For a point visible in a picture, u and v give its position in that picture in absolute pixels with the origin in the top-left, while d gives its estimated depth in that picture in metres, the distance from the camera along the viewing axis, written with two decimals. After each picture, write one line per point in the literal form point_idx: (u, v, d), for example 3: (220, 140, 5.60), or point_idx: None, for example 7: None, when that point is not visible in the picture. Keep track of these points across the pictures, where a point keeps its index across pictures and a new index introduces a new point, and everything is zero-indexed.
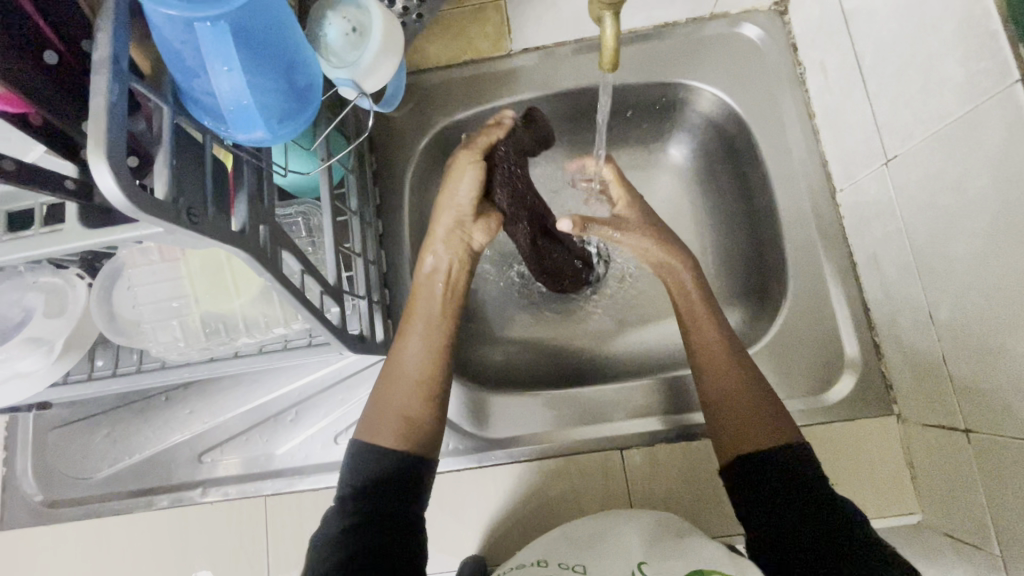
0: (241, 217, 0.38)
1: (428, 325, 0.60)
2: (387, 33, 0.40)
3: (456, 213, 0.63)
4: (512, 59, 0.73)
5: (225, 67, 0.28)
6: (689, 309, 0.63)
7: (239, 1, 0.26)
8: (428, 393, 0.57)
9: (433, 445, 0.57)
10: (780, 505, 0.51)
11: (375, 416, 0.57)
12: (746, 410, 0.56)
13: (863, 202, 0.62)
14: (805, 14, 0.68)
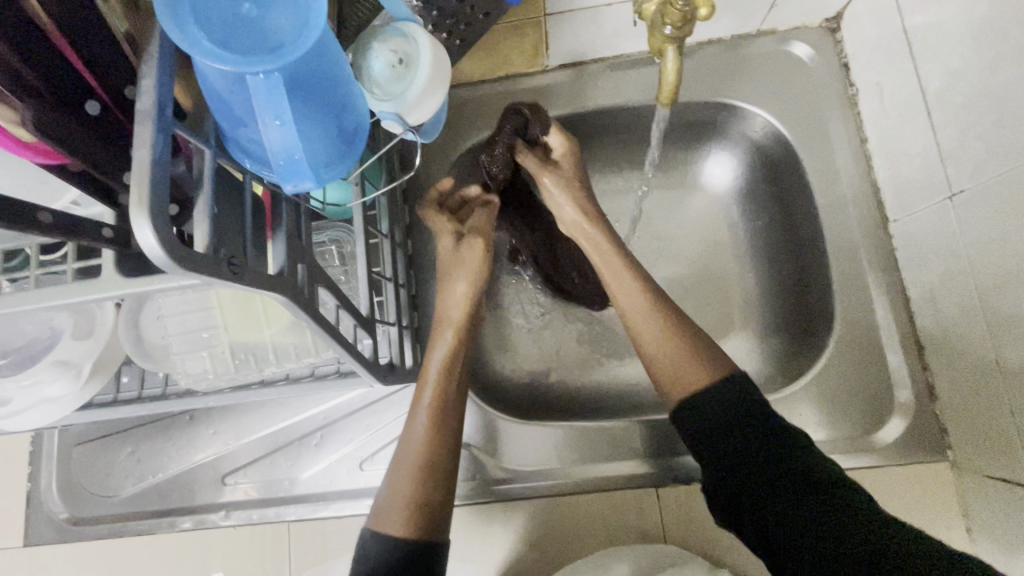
0: (279, 259, 0.36)
1: (437, 400, 0.55)
2: (435, 64, 0.38)
3: (466, 268, 0.61)
4: (548, 76, 0.70)
5: (278, 120, 0.26)
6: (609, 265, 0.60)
7: (295, 50, 0.24)
8: (437, 475, 0.52)
9: (444, 524, 0.51)
10: (751, 471, 0.48)
11: (385, 500, 0.51)
12: (671, 350, 0.54)
13: (921, 234, 0.59)
14: (860, 33, 0.64)
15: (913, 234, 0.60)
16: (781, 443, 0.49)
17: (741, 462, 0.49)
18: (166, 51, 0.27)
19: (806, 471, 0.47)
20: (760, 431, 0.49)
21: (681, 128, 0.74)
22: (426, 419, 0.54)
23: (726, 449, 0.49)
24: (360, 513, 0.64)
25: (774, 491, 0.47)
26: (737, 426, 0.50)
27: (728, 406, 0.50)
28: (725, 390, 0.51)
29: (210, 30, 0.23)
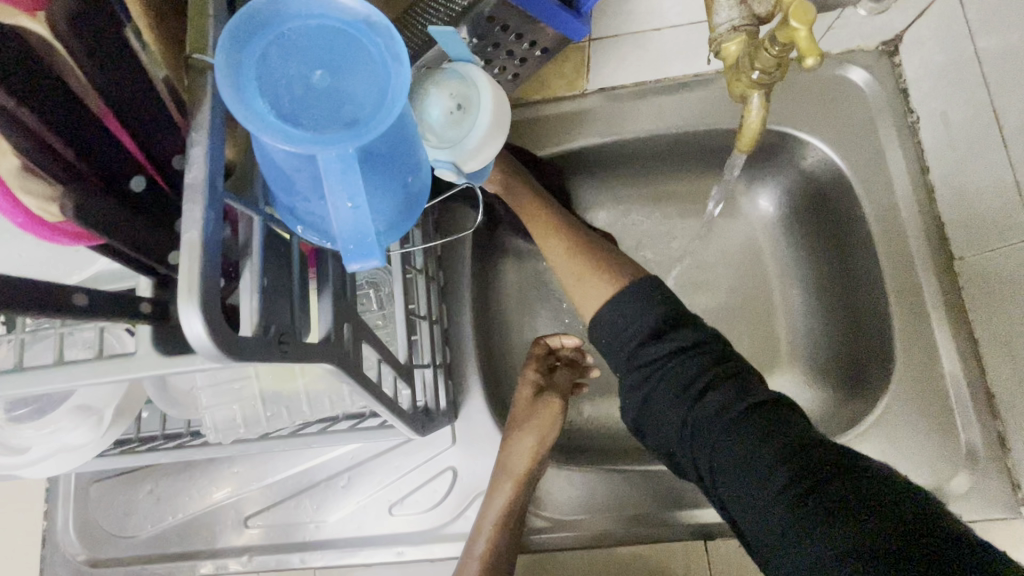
0: (326, 322, 0.33)
1: (490, 549, 0.56)
2: (494, 110, 0.35)
3: (539, 431, 0.60)
4: (588, 100, 0.67)
5: (349, 202, 0.23)
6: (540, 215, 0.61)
7: (367, 130, 0.21)
8: None
9: None
10: (683, 390, 0.46)
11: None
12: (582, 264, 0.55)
13: (994, 277, 0.55)
14: (923, 58, 0.60)
15: (983, 274, 0.56)
16: (715, 359, 0.47)
17: (675, 386, 0.46)
18: (218, 115, 0.24)
19: (738, 388, 0.45)
20: (691, 347, 0.47)
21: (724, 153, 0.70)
22: None
23: (659, 370, 0.47)
24: (389, 561, 0.61)
25: (707, 413, 0.44)
26: (658, 341, 0.47)
27: (652, 319, 0.48)
28: (639, 295, 0.49)
29: (276, 104, 0.21)
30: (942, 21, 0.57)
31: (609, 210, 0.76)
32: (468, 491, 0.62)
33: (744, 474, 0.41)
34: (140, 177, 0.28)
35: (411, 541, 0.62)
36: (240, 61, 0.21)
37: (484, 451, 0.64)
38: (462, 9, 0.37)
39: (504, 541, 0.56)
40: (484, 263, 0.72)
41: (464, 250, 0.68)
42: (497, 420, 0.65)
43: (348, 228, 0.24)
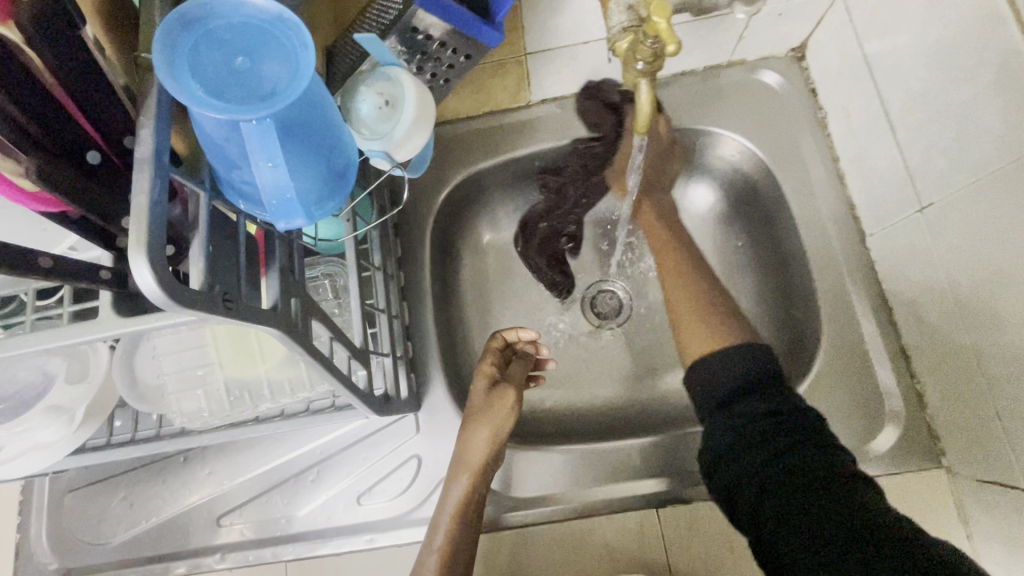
0: (273, 293, 0.37)
1: (448, 544, 0.56)
2: (419, 104, 0.40)
3: (493, 422, 0.62)
4: (532, 110, 0.74)
5: (270, 163, 0.27)
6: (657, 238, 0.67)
7: (281, 98, 0.25)
8: None
9: None
10: (745, 456, 0.47)
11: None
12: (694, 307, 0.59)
13: (896, 248, 0.61)
14: (823, 61, 0.68)
15: (889, 246, 0.62)
16: (801, 433, 0.48)
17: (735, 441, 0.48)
18: (164, 102, 0.28)
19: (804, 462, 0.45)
20: (770, 414, 0.48)
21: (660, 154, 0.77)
22: None
23: (732, 421, 0.49)
24: (360, 549, 0.64)
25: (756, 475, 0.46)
26: (767, 418, 0.48)
27: (739, 383, 0.51)
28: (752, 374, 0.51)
29: (205, 79, 0.25)
30: (834, 26, 0.64)
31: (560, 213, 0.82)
32: (433, 478, 0.65)
33: (796, 539, 0.41)
34: (96, 152, 0.31)
35: (380, 528, 0.64)
36: (175, 42, 0.25)
37: (447, 438, 0.67)
38: (389, 21, 0.42)
39: (461, 537, 0.57)
40: (444, 265, 0.77)
41: (422, 252, 0.73)
42: (459, 408, 0.68)
43: (271, 188, 0.28)
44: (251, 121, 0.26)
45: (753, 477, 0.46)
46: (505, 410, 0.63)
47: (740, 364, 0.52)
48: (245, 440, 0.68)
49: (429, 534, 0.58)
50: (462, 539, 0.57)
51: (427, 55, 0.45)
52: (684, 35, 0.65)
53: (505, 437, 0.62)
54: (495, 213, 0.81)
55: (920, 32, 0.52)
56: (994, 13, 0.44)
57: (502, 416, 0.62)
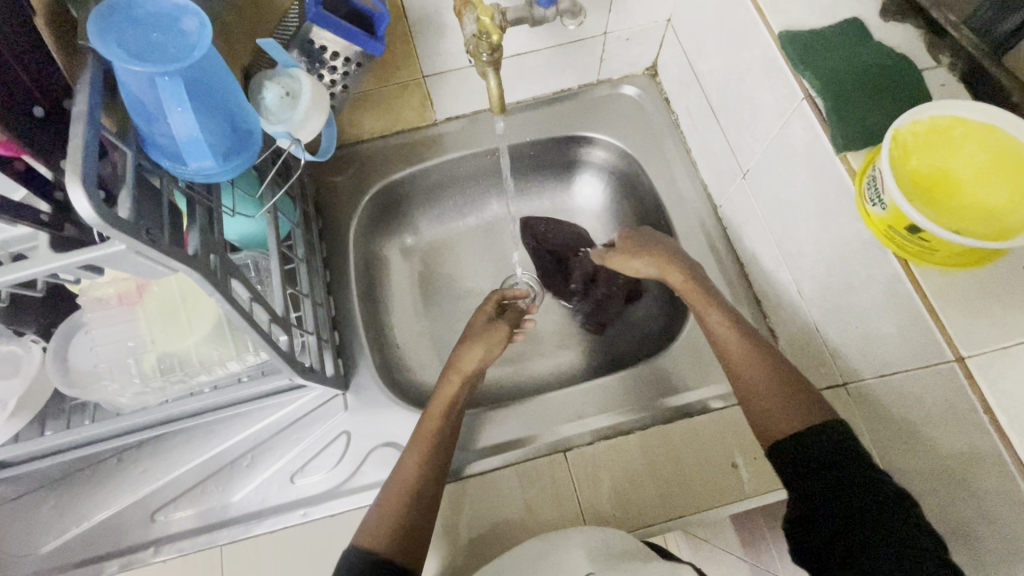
0: (194, 244, 0.45)
1: (436, 431, 0.63)
2: (315, 95, 0.50)
3: (490, 338, 0.73)
4: (438, 126, 0.86)
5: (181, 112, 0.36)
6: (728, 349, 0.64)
7: (186, 60, 0.35)
8: (423, 503, 0.58)
9: (409, 556, 0.55)
10: (842, 505, 0.49)
11: (370, 522, 0.57)
12: (772, 398, 0.58)
13: (737, 213, 0.75)
14: (668, 75, 0.84)
15: (734, 213, 0.76)
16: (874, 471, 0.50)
17: (838, 497, 0.50)
18: (96, 75, 0.37)
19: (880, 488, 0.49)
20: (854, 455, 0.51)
21: (552, 159, 0.90)
22: (426, 458, 0.61)
23: (828, 480, 0.51)
24: (294, 524, 0.67)
25: (848, 518, 0.49)
26: (853, 464, 0.51)
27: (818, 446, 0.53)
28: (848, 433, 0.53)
29: (128, 46, 0.34)
30: (670, 46, 0.81)
31: (473, 216, 0.93)
32: (363, 450, 0.70)
33: None
34: (41, 106, 0.37)
35: (314, 502, 0.68)
36: (107, 21, 0.34)
37: (374, 413, 0.73)
38: (291, 34, 0.54)
39: (444, 437, 0.63)
40: (370, 264, 0.85)
41: (346, 252, 0.81)
42: (385, 386, 0.75)
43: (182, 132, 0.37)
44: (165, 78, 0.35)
45: (848, 531, 0.48)
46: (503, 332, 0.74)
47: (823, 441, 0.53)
48: (181, 437, 0.71)
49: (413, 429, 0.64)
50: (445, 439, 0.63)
51: (325, 63, 0.57)
52: (553, 57, 0.79)
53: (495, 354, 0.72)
54: (415, 219, 0.91)
55: (719, 42, 0.68)
56: (752, 21, 0.60)
57: (500, 335, 0.73)
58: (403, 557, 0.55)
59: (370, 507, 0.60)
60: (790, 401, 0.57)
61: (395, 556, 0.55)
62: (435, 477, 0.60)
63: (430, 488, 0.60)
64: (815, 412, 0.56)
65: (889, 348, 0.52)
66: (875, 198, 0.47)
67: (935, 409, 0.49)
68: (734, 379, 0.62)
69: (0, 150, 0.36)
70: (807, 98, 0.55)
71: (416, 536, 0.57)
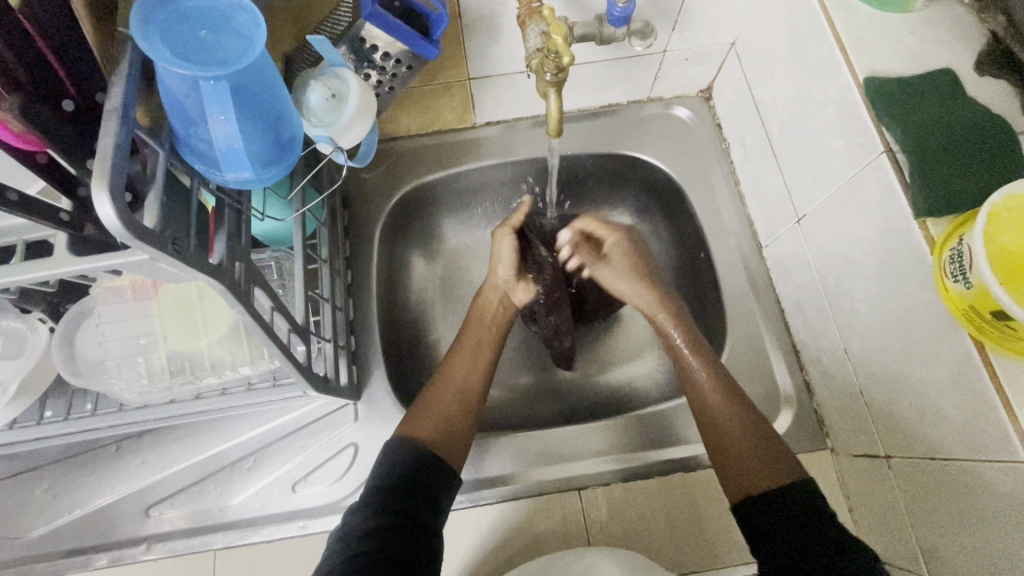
0: (220, 253, 0.41)
1: (480, 343, 0.69)
2: (362, 100, 0.47)
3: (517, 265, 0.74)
4: (476, 130, 0.82)
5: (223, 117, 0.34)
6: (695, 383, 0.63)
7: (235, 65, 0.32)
8: (472, 401, 0.64)
9: (458, 450, 0.60)
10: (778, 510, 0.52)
11: (416, 415, 0.61)
12: (740, 442, 0.58)
13: (784, 255, 0.71)
14: (724, 101, 0.80)
15: (780, 254, 0.72)
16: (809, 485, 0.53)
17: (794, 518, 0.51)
18: (133, 68, 0.34)
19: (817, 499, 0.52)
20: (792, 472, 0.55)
21: (590, 175, 0.86)
22: (474, 362, 0.67)
23: (778, 500, 0.53)
24: (292, 535, 0.64)
25: (790, 520, 0.52)
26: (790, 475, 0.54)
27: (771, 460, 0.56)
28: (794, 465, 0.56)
29: (173, 44, 0.31)
30: (731, 71, 0.76)
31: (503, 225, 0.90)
32: (369, 464, 0.68)
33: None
34: (72, 101, 0.34)
35: (314, 514, 0.66)
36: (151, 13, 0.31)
37: (383, 426, 0.70)
38: (342, 31, 0.50)
39: (486, 353, 0.68)
40: (392, 267, 0.82)
41: (370, 253, 0.77)
42: (398, 398, 0.72)
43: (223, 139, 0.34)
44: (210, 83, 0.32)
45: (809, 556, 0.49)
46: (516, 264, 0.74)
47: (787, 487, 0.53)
48: (182, 430, 0.69)
49: (455, 346, 0.69)
50: (487, 355, 0.68)
51: (374, 63, 0.53)
52: (607, 70, 0.75)
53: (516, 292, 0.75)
54: (442, 223, 0.87)
55: (789, 75, 0.64)
56: (834, 59, 0.55)
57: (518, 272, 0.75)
58: (445, 451, 0.59)
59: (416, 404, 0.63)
60: (756, 446, 0.57)
61: (439, 449, 0.59)
62: (477, 386, 0.65)
63: (472, 394, 0.64)
64: (778, 459, 0.56)
65: (946, 431, 0.49)
66: (957, 274, 0.44)
67: (990, 504, 0.45)
68: (700, 415, 0.62)
69: (19, 144, 0.34)
70: (888, 152, 0.51)
71: (458, 433, 0.61)
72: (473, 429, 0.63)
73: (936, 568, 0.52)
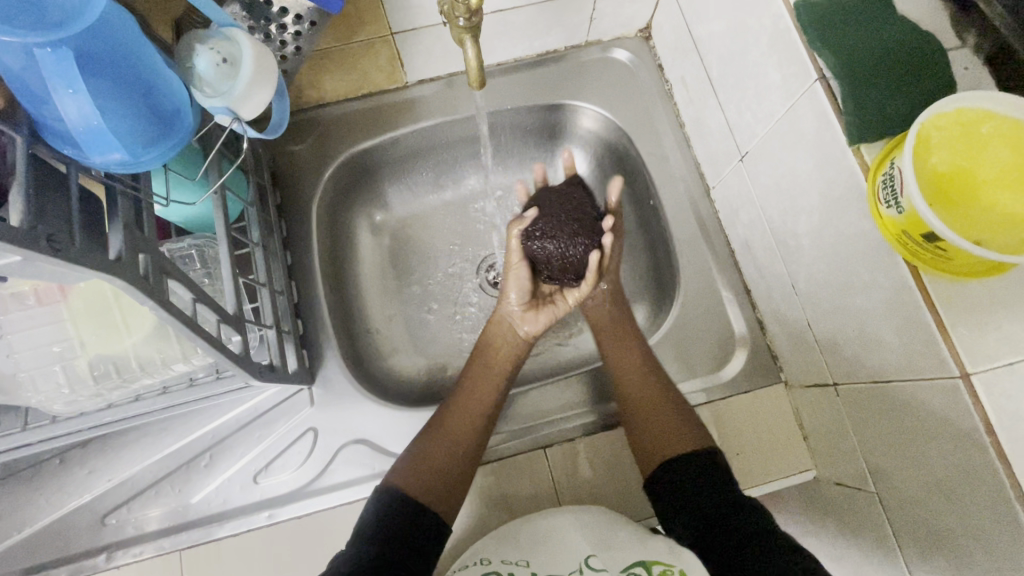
0: (117, 246, 0.37)
1: (481, 384, 0.67)
2: (259, 63, 0.43)
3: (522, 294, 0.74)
4: (409, 90, 0.77)
5: (71, 89, 0.33)
6: (622, 355, 0.69)
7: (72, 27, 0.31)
8: (468, 450, 0.62)
9: (449, 505, 0.59)
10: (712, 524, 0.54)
11: (409, 463, 0.60)
12: (667, 414, 0.62)
13: (730, 196, 0.70)
14: (664, 40, 0.77)
15: (727, 196, 0.71)
16: (720, 484, 0.57)
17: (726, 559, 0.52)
18: None
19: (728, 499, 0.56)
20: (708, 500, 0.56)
21: (533, 130, 0.83)
22: (470, 405, 0.65)
23: (692, 514, 0.56)
24: (259, 527, 0.63)
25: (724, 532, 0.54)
26: (715, 477, 0.57)
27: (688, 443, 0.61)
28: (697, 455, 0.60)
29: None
30: (667, 6, 0.73)
31: (450, 190, 0.86)
32: (330, 448, 0.67)
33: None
34: None
35: (279, 503, 0.64)
36: None
37: (341, 408, 0.68)
38: None
39: (489, 395, 0.66)
40: (335, 245, 0.79)
41: (308, 231, 0.74)
42: (355, 378, 0.70)
43: (76, 114, 0.34)
44: (45, 49, 0.31)
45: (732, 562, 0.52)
46: (522, 293, 0.74)
47: (704, 456, 0.59)
48: (129, 435, 0.66)
49: (460, 382, 0.68)
50: (490, 395, 0.66)
51: (273, 19, 0.53)
52: (537, 15, 0.71)
53: (528, 335, 0.73)
54: (384, 193, 0.83)
55: (722, 6, 0.61)
56: None
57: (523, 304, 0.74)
58: (432, 503, 0.58)
59: (409, 447, 0.62)
60: (685, 422, 0.62)
61: (425, 500, 0.57)
62: (476, 434, 0.63)
63: (468, 441, 0.62)
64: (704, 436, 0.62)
65: (887, 356, 0.50)
66: (890, 199, 0.44)
67: (928, 423, 0.47)
68: (622, 393, 0.66)
69: None
70: (820, 80, 0.49)
71: (449, 481, 0.59)
72: (468, 483, 0.61)
73: (883, 484, 0.55)
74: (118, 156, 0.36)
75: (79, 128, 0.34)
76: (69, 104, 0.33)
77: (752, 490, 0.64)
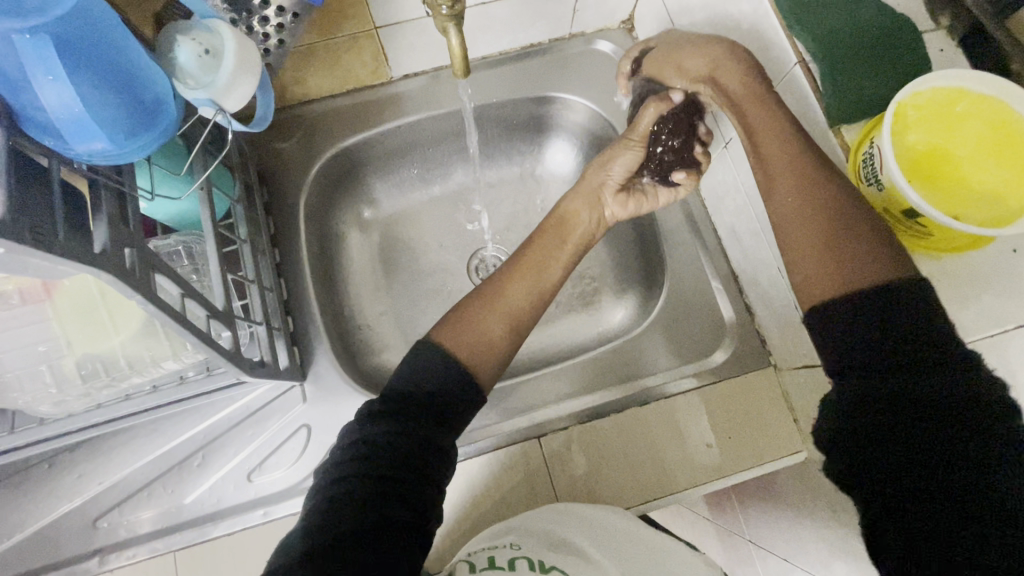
0: (102, 239, 0.36)
1: (546, 260, 0.62)
2: (241, 53, 0.44)
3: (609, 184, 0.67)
4: (394, 85, 0.77)
5: (49, 76, 0.33)
6: (781, 172, 0.51)
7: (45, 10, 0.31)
8: (521, 322, 0.59)
9: (493, 374, 0.56)
10: (885, 415, 0.41)
11: (461, 323, 0.56)
12: (821, 248, 0.47)
13: (717, 183, 0.71)
14: (647, 31, 0.78)
15: (714, 183, 0.72)
16: (919, 374, 0.41)
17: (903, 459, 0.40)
18: None
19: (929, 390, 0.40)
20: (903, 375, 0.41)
21: (520, 122, 0.83)
22: (528, 278, 0.60)
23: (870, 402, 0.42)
24: (255, 524, 0.63)
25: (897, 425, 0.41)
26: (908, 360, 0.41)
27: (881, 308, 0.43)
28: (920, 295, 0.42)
29: None
30: None
31: (438, 184, 0.86)
32: (325, 443, 0.66)
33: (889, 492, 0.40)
34: None
35: (274, 500, 0.64)
36: None
37: (335, 403, 0.68)
38: None
39: (551, 271, 0.62)
40: (324, 242, 0.79)
41: (297, 228, 0.73)
42: (348, 373, 0.70)
43: (56, 101, 0.34)
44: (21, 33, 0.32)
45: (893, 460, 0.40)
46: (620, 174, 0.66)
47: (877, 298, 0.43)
48: (120, 436, 0.65)
49: (521, 253, 0.63)
50: (553, 274, 0.62)
51: (255, 11, 0.54)
52: (521, 7, 0.71)
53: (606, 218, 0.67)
54: (372, 189, 0.83)
55: None
56: None
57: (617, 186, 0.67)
58: (474, 367, 0.54)
59: (458, 307, 0.59)
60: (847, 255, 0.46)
61: (471, 365, 0.54)
62: (531, 307, 0.60)
63: (524, 315, 0.59)
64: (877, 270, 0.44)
65: None
66: (870, 177, 0.45)
67: None
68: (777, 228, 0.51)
69: None
70: (800, 63, 0.50)
71: (496, 351, 0.56)
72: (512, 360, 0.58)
73: None
74: (100, 146, 0.36)
75: (60, 117, 0.34)
76: (48, 92, 0.33)
77: (744, 474, 0.65)
